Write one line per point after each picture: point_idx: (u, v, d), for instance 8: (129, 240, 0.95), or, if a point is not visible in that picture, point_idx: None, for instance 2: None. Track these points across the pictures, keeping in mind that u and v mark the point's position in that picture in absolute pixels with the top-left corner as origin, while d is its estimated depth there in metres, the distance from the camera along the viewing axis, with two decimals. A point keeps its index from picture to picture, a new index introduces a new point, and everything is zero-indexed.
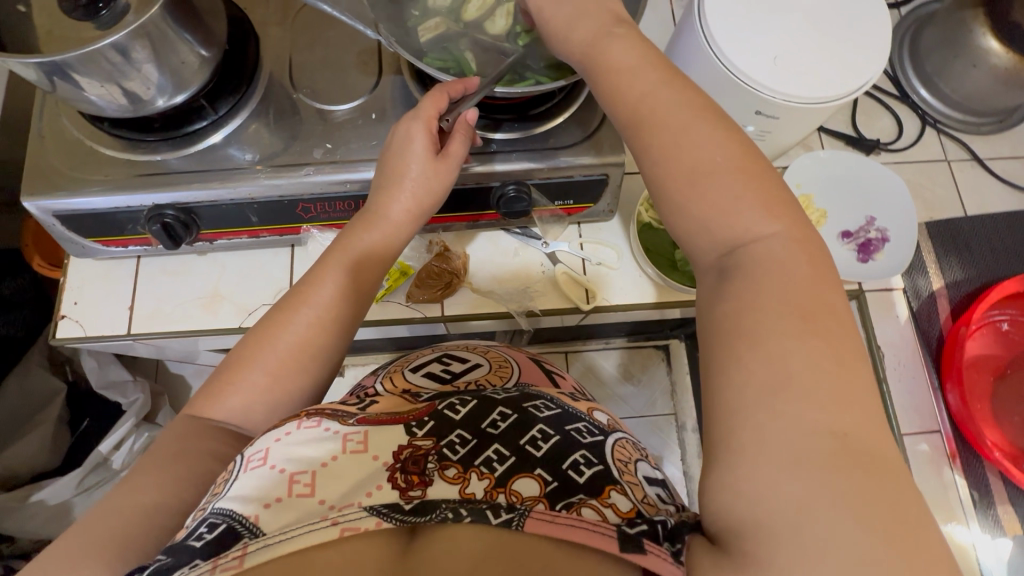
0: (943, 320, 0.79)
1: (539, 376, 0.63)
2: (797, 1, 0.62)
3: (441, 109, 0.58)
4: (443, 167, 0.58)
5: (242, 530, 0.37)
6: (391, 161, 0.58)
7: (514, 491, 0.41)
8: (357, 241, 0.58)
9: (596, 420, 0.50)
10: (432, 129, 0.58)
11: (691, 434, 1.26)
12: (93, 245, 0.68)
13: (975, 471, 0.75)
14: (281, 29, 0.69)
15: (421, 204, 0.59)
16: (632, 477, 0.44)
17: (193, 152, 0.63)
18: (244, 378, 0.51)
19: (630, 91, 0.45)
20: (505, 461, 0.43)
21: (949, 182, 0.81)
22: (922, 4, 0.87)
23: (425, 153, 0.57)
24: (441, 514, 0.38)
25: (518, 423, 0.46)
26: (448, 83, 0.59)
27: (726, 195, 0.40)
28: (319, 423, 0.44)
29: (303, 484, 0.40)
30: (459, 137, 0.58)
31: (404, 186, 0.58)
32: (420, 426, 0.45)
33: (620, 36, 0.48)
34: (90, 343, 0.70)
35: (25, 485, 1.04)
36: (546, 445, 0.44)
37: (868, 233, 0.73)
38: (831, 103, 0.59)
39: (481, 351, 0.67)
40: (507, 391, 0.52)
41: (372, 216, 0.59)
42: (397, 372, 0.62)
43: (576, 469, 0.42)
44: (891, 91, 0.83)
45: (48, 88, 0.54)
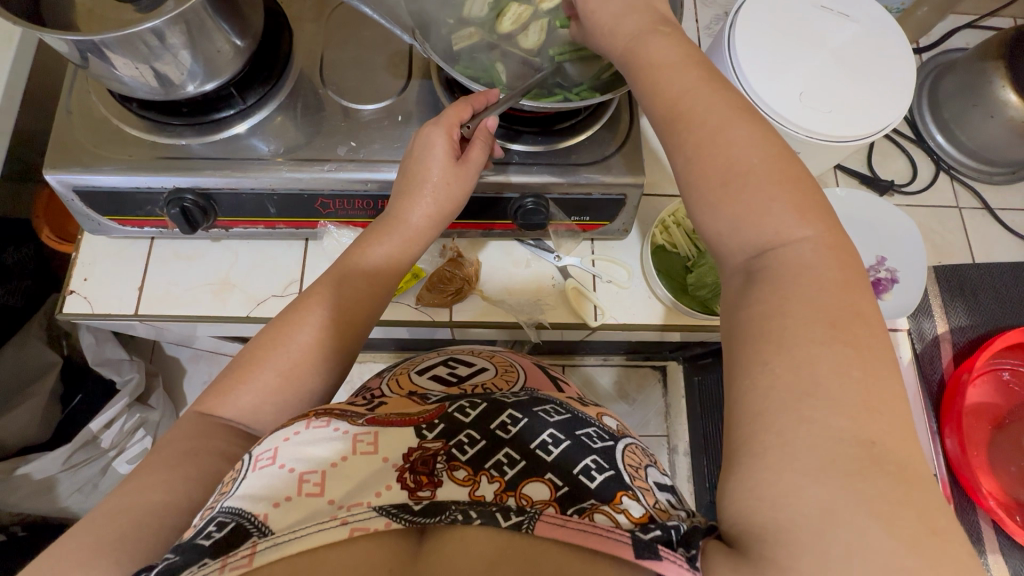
0: (946, 365, 0.80)
1: (544, 380, 0.64)
2: (826, 39, 0.63)
3: (464, 118, 0.59)
4: (466, 172, 0.59)
5: (251, 528, 0.38)
6: (412, 167, 0.59)
7: (525, 494, 0.42)
8: (376, 242, 0.58)
9: (606, 425, 0.50)
10: (453, 136, 0.58)
11: (682, 457, 1.26)
12: (109, 223, 0.68)
13: (968, 517, 0.75)
14: (315, 26, 0.70)
15: (441, 208, 0.59)
16: (644, 482, 0.45)
17: (217, 140, 0.64)
18: (257, 376, 0.51)
19: (661, 113, 0.45)
20: (516, 465, 0.44)
21: (960, 228, 0.82)
22: (944, 51, 0.89)
23: (448, 159, 0.58)
24: (451, 515, 0.39)
25: (529, 426, 0.46)
26: (472, 96, 0.60)
27: (761, 216, 0.40)
28: (328, 423, 0.45)
29: (312, 483, 0.41)
30: (480, 144, 0.58)
31: (424, 190, 0.58)
32: (430, 429, 0.46)
33: (654, 43, 0.48)
34: (96, 321, 0.70)
35: (11, 456, 1.01)
36: (556, 450, 0.45)
37: (878, 272, 0.74)
38: (852, 142, 0.60)
39: (487, 355, 0.68)
40: (516, 394, 0.52)
41: (393, 220, 0.59)
42: (403, 373, 0.63)
43: (587, 475, 0.43)
44: (908, 134, 0.85)
45: (80, 64, 0.54)
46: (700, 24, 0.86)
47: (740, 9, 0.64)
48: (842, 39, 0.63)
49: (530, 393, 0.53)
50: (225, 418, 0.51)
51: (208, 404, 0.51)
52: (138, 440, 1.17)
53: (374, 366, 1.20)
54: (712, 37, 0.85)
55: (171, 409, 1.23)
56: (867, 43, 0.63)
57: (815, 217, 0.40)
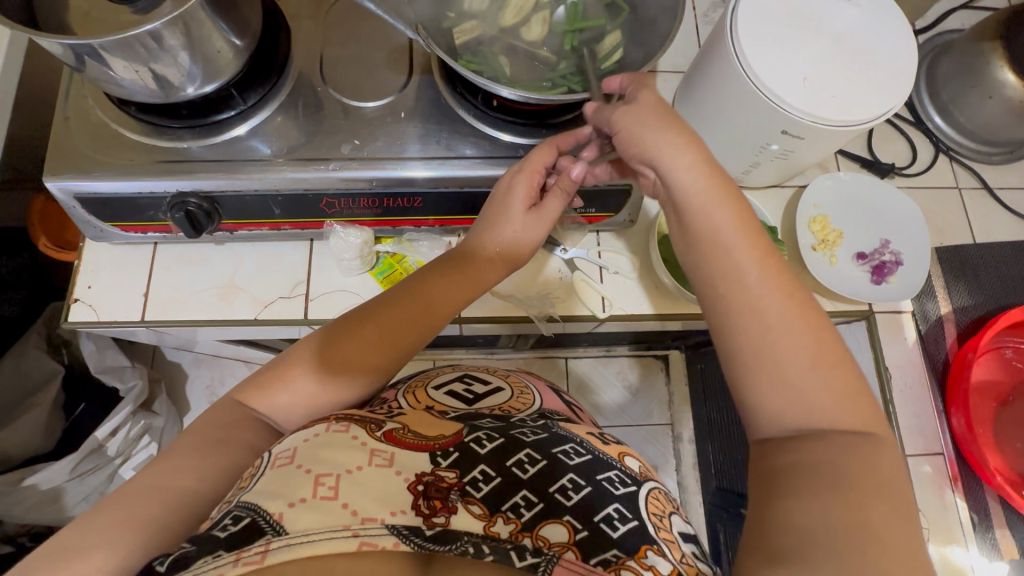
0: (950, 344, 0.79)
1: (558, 403, 0.67)
2: (827, 23, 0.63)
3: (547, 162, 0.58)
4: (544, 222, 0.59)
5: (265, 525, 0.37)
6: (490, 207, 0.59)
7: (541, 536, 0.42)
8: (459, 284, 0.58)
9: (628, 467, 0.52)
10: (536, 180, 0.58)
11: (687, 445, 1.27)
12: (111, 229, 0.67)
13: (976, 495, 0.75)
14: (313, 23, 0.69)
15: (519, 252, 0.60)
16: (668, 533, 0.46)
17: (218, 142, 0.63)
18: (294, 378, 0.52)
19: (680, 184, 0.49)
20: (533, 507, 0.45)
21: (960, 208, 0.83)
22: (940, 33, 0.89)
23: (526, 207, 0.58)
24: (463, 546, 0.40)
25: (548, 468, 0.48)
26: (560, 135, 0.59)
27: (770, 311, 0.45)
28: (347, 428, 0.46)
29: (326, 486, 0.41)
30: (559, 196, 0.58)
31: (504, 235, 0.59)
32: (445, 457, 0.47)
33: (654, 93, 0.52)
34: (101, 328, 0.70)
35: (18, 468, 1.00)
36: (576, 495, 0.46)
37: (883, 256, 0.74)
38: (855, 127, 0.60)
39: (502, 376, 0.71)
40: (534, 429, 0.53)
41: (473, 261, 0.59)
42: (419, 387, 0.64)
43: (609, 523, 0.44)
44: (907, 117, 0.85)
45: (77, 67, 0.53)
46: (698, 12, 0.86)
47: None
48: (842, 23, 0.63)
49: (548, 428, 0.54)
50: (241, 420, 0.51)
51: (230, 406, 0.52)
52: (143, 446, 1.16)
53: None
54: (710, 25, 0.85)
55: (174, 414, 1.23)
56: (868, 26, 0.63)
57: None
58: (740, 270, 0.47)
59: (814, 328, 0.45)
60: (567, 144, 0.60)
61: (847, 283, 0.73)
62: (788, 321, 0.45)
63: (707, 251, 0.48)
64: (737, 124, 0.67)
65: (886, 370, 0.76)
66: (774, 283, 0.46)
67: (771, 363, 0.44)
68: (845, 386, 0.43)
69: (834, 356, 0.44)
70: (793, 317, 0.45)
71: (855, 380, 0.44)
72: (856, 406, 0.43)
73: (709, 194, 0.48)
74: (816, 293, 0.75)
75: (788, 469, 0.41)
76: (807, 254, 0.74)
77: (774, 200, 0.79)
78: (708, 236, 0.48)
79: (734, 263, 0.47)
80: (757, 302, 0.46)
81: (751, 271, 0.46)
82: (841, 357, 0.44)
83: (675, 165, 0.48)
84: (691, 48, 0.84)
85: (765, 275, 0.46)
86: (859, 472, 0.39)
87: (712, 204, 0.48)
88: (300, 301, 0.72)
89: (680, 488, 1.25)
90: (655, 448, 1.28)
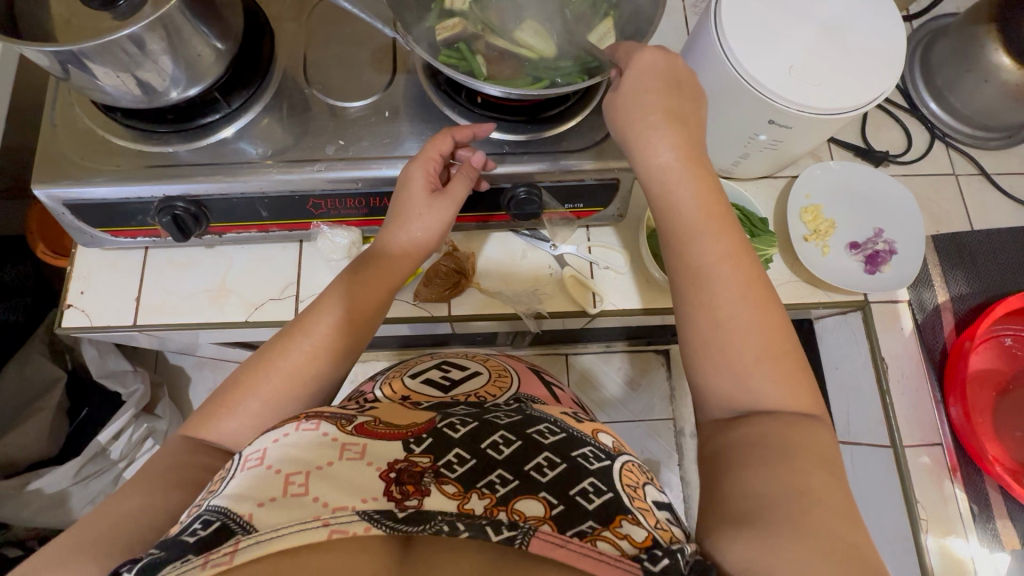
0: (948, 334, 0.78)
1: (536, 386, 0.68)
2: (813, 10, 0.62)
3: (444, 151, 0.61)
4: (444, 206, 0.61)
5: (235, 526, 0.38)
6: (395, 199, 0.61)
7: (516, 510, 0.42)
8: (372, 271, 0.61)
9: (603, 444, 0.51)
10: (432, 169, 0.60)
11: (689, 439, 1.26)
12: (102, 235, 0.67)
13: (976, 485, 0.74)
14: (296, 24, 0.70)
15: (424, 238, 0.63)
16: (643, 502, 0.46)
17: (204, 145, 0.63)
18: (238, 406, 0.53)
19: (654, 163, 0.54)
20: (508, 484, 0.45)
21: (957, 196, 0.82)
22: (935, 18, 0.88)
23: (426, 193, 0.61)
24: (437, 526, 0.39)
25: (522, 448, 0.48)
26: (456, 127, 0.61)
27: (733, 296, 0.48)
28: (317, 426, 0.46)
29: (297, 484, 0.42)
30: (463, 178, 0.61)
31: (409, 221, 0.61)
32: (418, 444, 0.47)
33: (647, 86, 0.55)
34: (95, 333, 0.70)
35: (22, 473, 1.01)
36: (552, 471, 0.46)
37: (876, 245, 0.74)
38: (844, 115, 0.59)
39: (481, 360, 0.72)
40: (509, 413, 0.53)
41: (384, 246, 0.62)
42: (397, 378, 0.68)
43: (585, 496, 0.44)
44: (901, 104, 0.84)
45: (62, 76, 0.53)
46: (687, 2, 0.85)
47: None
48: (830, 11, 0.62)
49: (522, 411, 0.54)
50: (228, 425, 0.52)
51: (222, 404, 0.53)
52: (146, 449, 1.18)
53: (376, 365, 1.21)
54: (698, 15, 0.84)
55: (178, 417, 1.24)
56: (856, 12, 0.63)
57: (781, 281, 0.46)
58: (704, 254, 0.50)
59: (767, 315, 0.48)
60: (467, 136, 0.61)
61: (841, 274, 0.72)
62: (743, 293, 0.48)
63: (678, 226, 0.52)
64: (725, 115, 0.66)
65: (882, 361, 0.75)
66: (735, 268, 0.49)
67: (716, 337, 0.48)
68: (788, 374, 0.46)
69: (780, 343, 0.47)
70: (755, 304, 0.48)
71: (800, 368, 0.47)
72: (794, 390, 0.46)
73: (690, 171, 0.53)
74: (810, 284, 0.74)
75: (734, 451, 0.43)
76: (799, 244, 0.73)
77: (765, 192, 0.78)
78: (683, 210, 0.52)
79: (698, 237, 0.51)
80: (720, 277, 0.49)
81: (718, 251, 0.50)
82: (795, 354, 0.47)
83: (659, 141, 0.54)
84: (680, 39, 0.83)
85: (733, 258, 0.49)
86: (807, 449, 0.42)
87: (690, 179, 0.53)
88: (291, 302, 0.73)
89: (683, 483, 1.25)
90: (657, 444, 1.27)
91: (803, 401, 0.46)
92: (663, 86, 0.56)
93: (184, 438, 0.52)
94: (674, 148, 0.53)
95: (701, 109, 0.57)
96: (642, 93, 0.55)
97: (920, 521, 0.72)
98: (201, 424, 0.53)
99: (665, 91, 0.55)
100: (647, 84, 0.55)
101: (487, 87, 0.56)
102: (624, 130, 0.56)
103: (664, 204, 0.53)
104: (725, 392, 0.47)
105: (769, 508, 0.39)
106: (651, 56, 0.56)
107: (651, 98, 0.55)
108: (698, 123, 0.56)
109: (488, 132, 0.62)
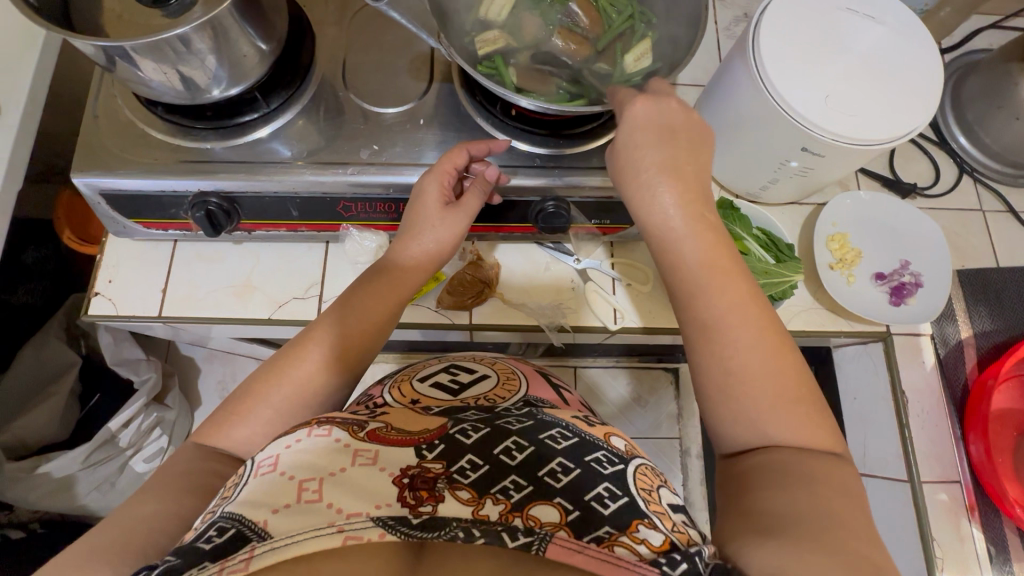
0: (970, 370, 0.77)
1: (544, 387, 0.68)
2: (851, 40, 0.62)
3: (459, 165, 0.61)
4: (458, 218, 0.61)
5: (251, 534, 0.38)
6: (408, 212, 0.62)
7: (531, 516, 0.42)
8: (384, 281, 0.61)
9: (614, 447, 0.51)
10: (446, 182, 0.61)
11: (695, 460, 1.26)
12: (135, 226, 0.68)
13: (994, 526, 0.73)
14: (336, 29, 0.71)
15: (437, 248, 0.62)
16: (659, 506, 0.46)
17: (240, 144, 0.64)
18: (252, 409, 0.53)
19: (662, 224, 0.52)
20: (522, 490, 0.44)
21: (983, 231, 0.82)
22: (967, 53, 0.89)
23: (440, 205, 0.61)
24: (452, 532, 0.39)
25: (536, 453, 0.48)
26: (472, 142, 0.62)
27: (745, 357, 0.46)
28: (329, 432, 0.47)
29: (311, 490, 0.42)
30: (477, 191, 0.61)
31: (421, 233, 0.61)
32: (430, 449, 0.47)
33: (648, 138, 0.53)
34: (121, 322, 0.71)
35: (32, 455, 1.01)
36: (566, 477, 0.46)
37: (902, 277, 0.73)
38: (880, 146, 0.59)
39: (488, 363, 0.72)
40: (521, 418, 0.53)
41: (395, 258, 0.62)
42: (405, 381, 0.67)
43: (600, 502, 0.44)
44: (930, 136, 0.84)
45: (108, 67, 0.54)
46: (719, 26, 0.86)
47: (764, 10, 0.63)
48: (870, 42, 0.63)
49: (533, 415, 0.54)
50: (246, 428, 0.53)
51: (236, 409, 0.53)
52: (154, 440, 1.17)
53: (385, 368, 1.22)
54: (731, 39, 0.85)
55: (187, 409, 1.24)
56: (894, 44, 0.63)
57: (781, 353, 0.46)
58: (715, 312, 0.48)
59: (770, 352, 0.46)
60: (483, 151, 0.62)
61: (866, 304, 0.72)
62: (746, 330, 0.47)
63: (686, 287, 0.50)
64: (757, 140, 0.66)
65: (902, 394, 0.74)
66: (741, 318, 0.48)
67: (737, 396, 0.46)
68: (807, 418, 0.45)
69: (801, 391, 0.45)
70: (770, 358, 0.46)
71: (822, 411, 0.46)
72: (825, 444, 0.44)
73: (695, 224, 0.51)
74: (833, 312, 0.74)
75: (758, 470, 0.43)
76: (824, 272, 0.73)
77: (792, 218, 0.78)
78: (689, 266, 0.50)
79: (707, 297, 0.49)
80: (732, 338, 0.47)
81: (725, 306, 0.48)
82: (816, 398, 0.46)
83: (662, 195, 0.52)
84: (712, 62, 0.84)
85: (741, 310, 0.48)
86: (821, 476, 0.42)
87: (696, 234, 0.51)
88: (314, 302, 0.73)
89: (686, 504, 1.24)
90: (663, 462, 1.26)
91: (818, 423, 0.45)
92: (660, 137, 0.53)
93: (205, 434, 0.52)
94: (679, 203, 0.51)
95: (705, 148, 0.54)
96: (637, 150, 0.53)
97: (935, 558, 0.71)
98: (220, 422, 0.53)
99: (664, 142, 0.53)
100: (643, 139, 0.53)
101: (520, 100, 0.56)
102: (626, 185, 0.54)
103: (670, 262, 0.52)
104: (744, 420, 0.45)
105: (795, 523, 0.38)
106: (645, 107, 0.53)
107: (651, 154, 0.52)
108: (704, 169, 0.54)
109: (502, 148, 0.63)
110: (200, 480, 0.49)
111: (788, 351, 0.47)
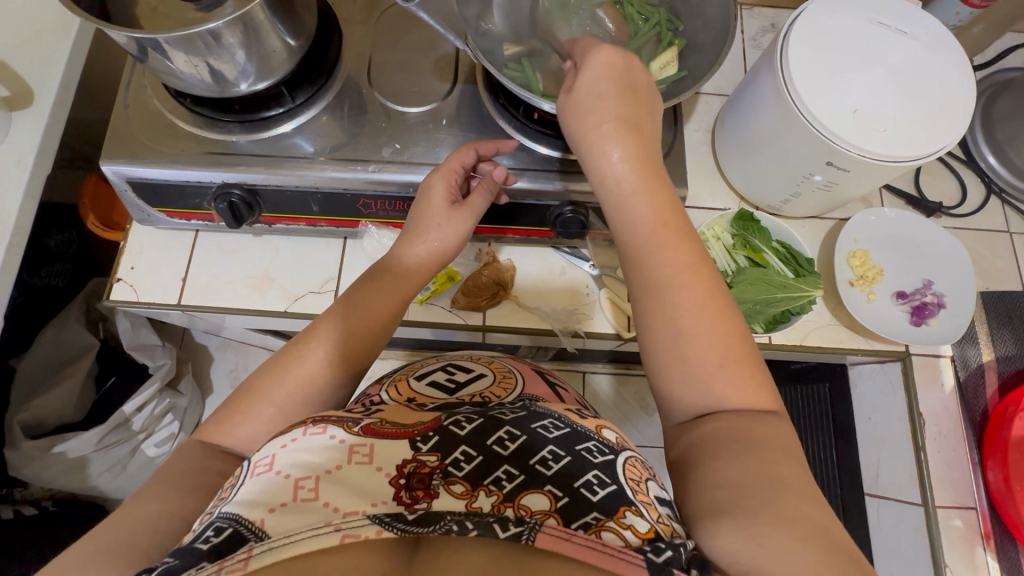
0: (990, 395, 0.76)
1: (540, 387, 0.68)
2: (881, 53, 0.62)
3: (465, 163, 0.61)
4: (464, 217, 0.61)
5: (248, 534, 0.38)
6: (413, 214, 0.61)
7: (523, 505, 0.42)
8: (386, 278, 0.60)
9: (606, 439, 0.49)
10: (453, 179, 0.61)
11: None
12: (158, 215, 0.69)
13: (1010, 555, 0.71)
14: (363, 28, 0.71)
15: (442, 247, 0.61)
16: (646, 496, 0.44)
17: (263, 138, 0.65)
18: (255, 403, 0.53)
19: (611, 179, 0.50)
20: (514, 479, 0.44)
21: (1010, 253, 0.80)
22: (1000, 71, 0.87)
23: (446, 203, 0.60)
24: (446, 525, 0.39)
25: (529, 442, 0.46)
26: (480, 142, 0.62)
27: (689, 311, 0.46)
28: (324, 430, 0.46)
29: (307, 489, 0.42)
30: (484, 191, 0.61)
31: (426, 233, 0.61)
32: (425, 441, 0.46)
33: (605, 86, 0.50)
34: (141, 309, 0.72)
35: (48, 434, 1.03)
36: (557, 465, 0.45)
37: (924, 296, 0.72)
38: (908, 163, 0.58)
39: (485, 362, 0.72)
40: (513, 410, 0.51)
41: (392, 261, 0.61)
42: (402, 380, 0.68)
43: (589, 489, 0.43)
44: (958, 155, 0.83)
45: (140, 57, 0.55)
46: (745, 36, 0.85)
47: (794, 20, 0.63)
48: (902, 56, 0.62)
49: (526, 406, 0.52)
50: (250, 422, 0.52)
51: (239, 407, 0.53)
52: (166, 424, 1.19)
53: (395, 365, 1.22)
54: (757, 50, 0.84)
55: (198, 395, 1.26)
56: (927, 59, 0.62)
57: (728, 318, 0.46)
58: (659, 264, 0.48)
59: (713, 298, 0.47)
60: (491, 150, 0.63)
61: (886, 323, 0.71)
62: (702, 313, 0.46)
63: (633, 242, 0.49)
64: (780, 152, 0.66)
65: (920, 416, 0.73)
66: (687, 267, 0.48)
67: (682, 348, 0.46)
68: (745, 375, 0.45)
69: (740, 351, 0.45)
70: (713, 319, 0.46)
71: (762, 371, 0.46)
72: None
73: (643, 176, 0.50)
74: (851, 330, 0.73)
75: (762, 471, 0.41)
76: (844, 289, 0.72)
77: (813, 232, 0.77)
78: (637, 221, 0.49)
79: (652, 256, 0.48)
80: (677, 291, 0.47)
81: (672, 264, 0.48)
82: (755, 359, 0.46)
83: (611, 150, 0.50)
84: (737, 73, 0.83)
85: (689, 268, 0.48)
86: None
87: (646, 188, 0.49)
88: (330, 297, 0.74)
89: None
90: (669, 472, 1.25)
91: (774, 406, 0.45)
92: (619, 88, 0.50)
93: (211, 427, 0.52)
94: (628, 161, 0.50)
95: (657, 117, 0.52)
96: (595, 98, 0.50)
97: None
98: (226, 415, 0.52)
99: (620, 89, 0.50)
100: (603, 89, 0.50)
101: (543, 104, 0.56)
102: (576, 138, 0.52)
103: (614, 218, 0.51)
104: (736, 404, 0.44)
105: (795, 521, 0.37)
106: (607, 57, 0.50)
107: (606, 104, 0.50)
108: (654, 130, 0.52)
109: (511, 148, 0.63)
110: (205, 473, 0.49)
111: (728, 312, 0.46)
